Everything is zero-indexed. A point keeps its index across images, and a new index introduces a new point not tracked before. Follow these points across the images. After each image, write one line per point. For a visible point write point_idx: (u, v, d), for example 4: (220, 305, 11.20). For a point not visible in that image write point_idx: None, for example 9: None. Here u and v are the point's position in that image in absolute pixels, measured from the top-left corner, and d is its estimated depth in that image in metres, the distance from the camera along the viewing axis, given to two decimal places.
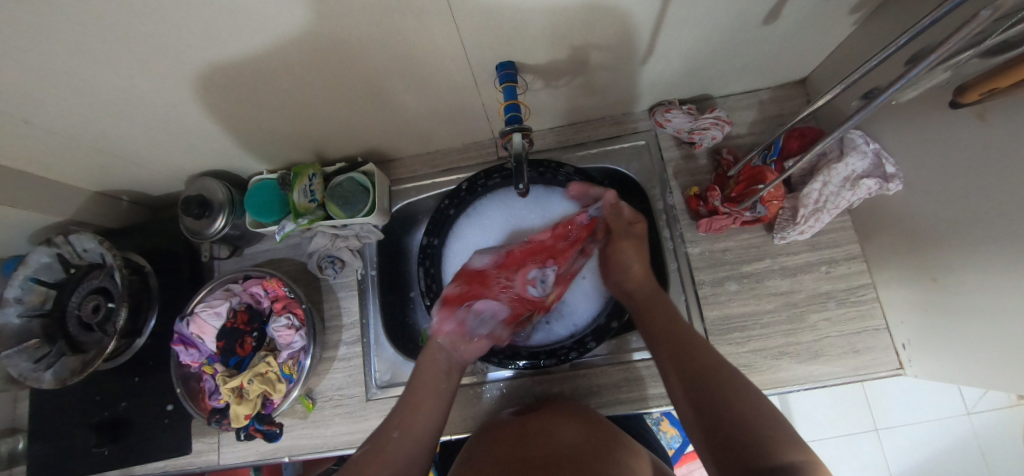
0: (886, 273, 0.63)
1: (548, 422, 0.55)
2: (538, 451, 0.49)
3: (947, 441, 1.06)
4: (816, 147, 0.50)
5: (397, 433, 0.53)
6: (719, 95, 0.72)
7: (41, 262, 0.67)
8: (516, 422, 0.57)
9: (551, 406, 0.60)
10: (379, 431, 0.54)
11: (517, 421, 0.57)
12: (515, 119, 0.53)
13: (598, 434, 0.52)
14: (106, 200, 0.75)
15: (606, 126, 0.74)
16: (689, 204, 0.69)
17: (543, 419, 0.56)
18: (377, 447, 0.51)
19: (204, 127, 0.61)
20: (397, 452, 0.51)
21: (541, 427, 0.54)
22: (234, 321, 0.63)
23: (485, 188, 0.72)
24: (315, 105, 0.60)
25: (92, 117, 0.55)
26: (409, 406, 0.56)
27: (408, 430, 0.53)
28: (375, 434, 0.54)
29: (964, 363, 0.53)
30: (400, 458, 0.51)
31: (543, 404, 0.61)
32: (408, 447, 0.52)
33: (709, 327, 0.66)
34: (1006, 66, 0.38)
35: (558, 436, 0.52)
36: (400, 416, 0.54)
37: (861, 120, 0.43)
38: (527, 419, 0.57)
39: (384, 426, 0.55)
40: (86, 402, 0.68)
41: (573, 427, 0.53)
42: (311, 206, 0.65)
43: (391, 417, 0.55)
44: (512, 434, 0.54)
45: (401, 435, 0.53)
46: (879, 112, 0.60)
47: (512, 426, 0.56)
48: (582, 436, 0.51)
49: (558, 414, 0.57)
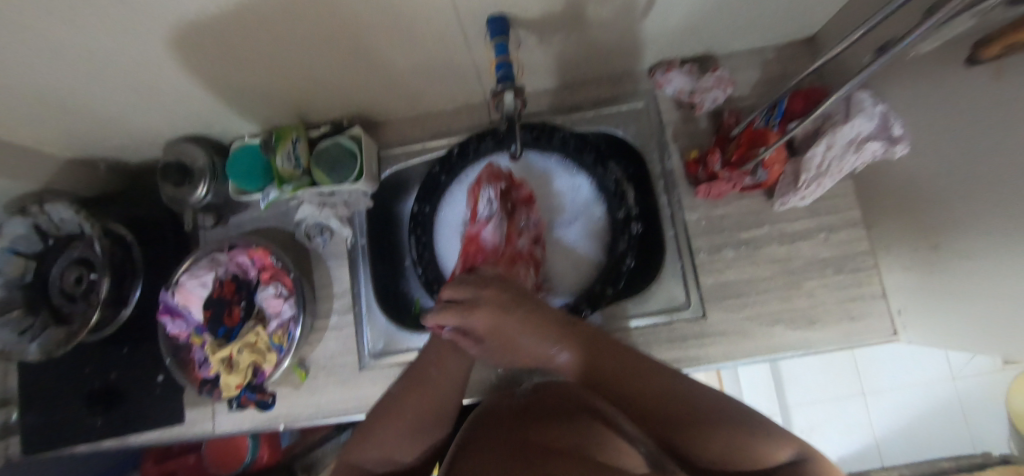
0: (886, 239, 0.62)
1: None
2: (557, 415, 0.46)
3: (931, 404, 1.09)
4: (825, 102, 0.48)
5: (433, 370, 0.52)
6: (723, 53, 0.69)
7: (16, 233, 0.64)
8: (521, 398, 0.53)
9: (556, 384, 0.55)
10: (414, 369, 0.53)
11: (524, 397, 0.53)
12: (506, 76, 0.49)
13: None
14: (83, 167, 0.72)
15: (602, 86, 0.71)
16: (688, 169, 0.67)
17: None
18: (414, 384, 0.50)
19: (176, 88, 0.57)
20: (433, 390, 0.50)
21: None
22: (220, 291, 0.61)
23: (477, 152, 0.69)
24: (293, 63, 0.56)
25: (52, 77, 0.51)
26: (443, 347, 0.54)
27: (445, 368, 0.52)
28: (408, 368, 0.53)
29: (961, 330, 0.53)
30: (433, 395, 0.50)
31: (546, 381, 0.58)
32: (441, 386, 0.51)
33: (704, 294, 0.66)
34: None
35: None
36: (439, 352, 0.53)
37: (868, 77, 0.41)
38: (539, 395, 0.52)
39: (417, 364, 0.54)
40: (75, 374, 0.67)
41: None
42: (296, 173, 0.64)
43: (429, 346, 0.54)
44: (518, 409, 0.50)
45: (439, 372, 0.52)
46: (890, 70, 0.57)
47: (518, 402, 0.52)
48: None
49: (565, 393, 0.53)
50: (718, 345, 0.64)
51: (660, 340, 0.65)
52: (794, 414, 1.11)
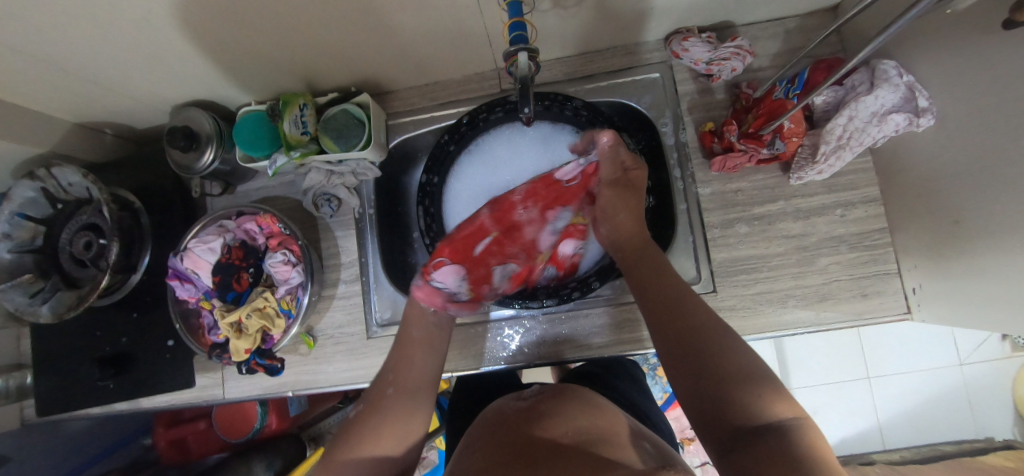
0: (903, 215, 0.60)
1: (556, 406, 0.47)
2: (552, 425, 0.43)
3: (938, 390, 1.09)
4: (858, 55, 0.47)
5: (389, 390, 0.51)
6: (742, 23, 0.66)
7: (25, 196, 0.65)
8: (521, 405, 0.50)
9: (556, 389, 0.52)
10: (370, 390, 0.52)
11: (523, 404, 0.50)
12: (520, 38, 0.48)
13: (609, 423, 0.45)
14: (89, 133, 0.71)
15: (617, 56, 0.69)
16: (703, 140, 0.66)
17: (550, 402, 0.49)
18: (371, 406, 0.49)
19: (182, 52, 0.56)
20: (393, 406, 0.49)
21: (556, 408, 0.47)
22: (229, 256, 0.61)
23: (487, 123, 0.68)
24: (298, 25, 0.54)
25: (55, 36, 0.50)
26: (399, 361, 0.54)
27: (400, 386, 0.51)
28: (368, 392, 0.52)
29: (978, 308, 0.52)
30: (393, 412, 0.49)
31: (547, 386, 0.55)
32: (401, 402, 0.50)
33: (715, 269, 0.65)
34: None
35: (560, 419, 0.44)
36: (393, 371, 0.52)
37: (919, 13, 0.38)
38: (538, 400, 0.50)
39: (374, 385, 0.53)
40: (86, 338, 0.67)
41: (576, 412, 0.46)
42: (304, 139, 0.62)
43: (384, 368, 0.54)
44: (514, 417, 0.47)
45: (395, 390, 0.51)
46: (918, 39, 0.55)
47: (517, 410, 0.49)
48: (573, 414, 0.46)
49: (567, 399, 0.49)
50: (727, 320, 0.64)
51: None
52: (798, 396, 1.11)
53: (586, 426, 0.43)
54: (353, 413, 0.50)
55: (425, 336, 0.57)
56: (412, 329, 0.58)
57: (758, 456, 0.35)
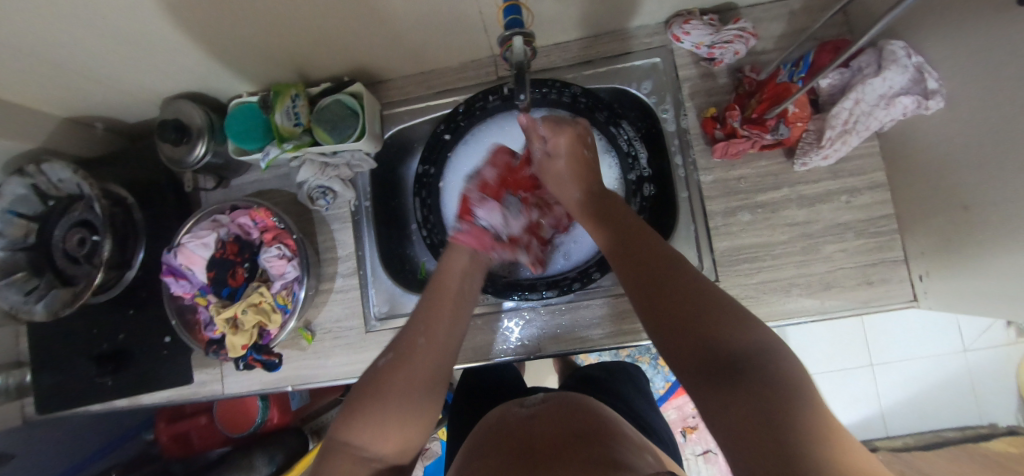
0: (910, 201, 0.59)
1: (558, 413, 0.46)
2: (555, 432, 0.42)
3: (941, 377, 1.09)
4: (879, 23, 0.44)
5: (421, 341, 0.49)
6: (745, 4, 0.64)
7: (16, 193, 0.63)
8: (522, 412, 0.48)
9: (559, 397, 0.50)
10: (400, 340, 0.49)
11: (524, 411, 0.48)
12: (516, 22, 0.47)
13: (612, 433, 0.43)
14: (78, 127, 0.70)
15: (616, 41, 0.67)
16: (704, 127, 0.64)
17: (552, 410, 0.47)
18: (402, 358, 0.47)
19: (167, 42, 0.55)
20: (423, 360, 0.47)
21: (556, 417, 0.45)
22: (223, 251, 0.60)
23: (484, 111, 0.66)
24: (286, 13, 0.53)
25: (34, 27, 0.49)
26: (431, 314, 0.51)
27: (433, 339, 0.49)
28: (396, 340, 0.50)
29: (986, 296, 0.51)
30: (422, 367, 0.47)
31: (551, 393, 0.53)
32: (431, 357, 0.48)
33: (717, 259, 0.64)
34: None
35: (561, 426, 0.43)
36: (425, 322, 0.50)
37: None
38: (539, 409, 0.48)
39: (403, 334, 0.50)
40: (83, 335, 0.67)
41: (580, 420, 0.44)
42: (297, 131, 0.61)
43: (417, 316, 0.51)
44: (514, 425, 0.45)
45: (427, 343, 0.49)
46: (929, 18, 0.53)
47: (518, 417, 0.47)
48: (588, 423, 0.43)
49: (570, 407, 0.47)
50: None
51: None
52: None
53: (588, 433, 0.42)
54: (381, 361, 0.48)
55: (461, 293, 0.55)
56: (450, 282, 0.55)
57: (736, 407, 0.31)
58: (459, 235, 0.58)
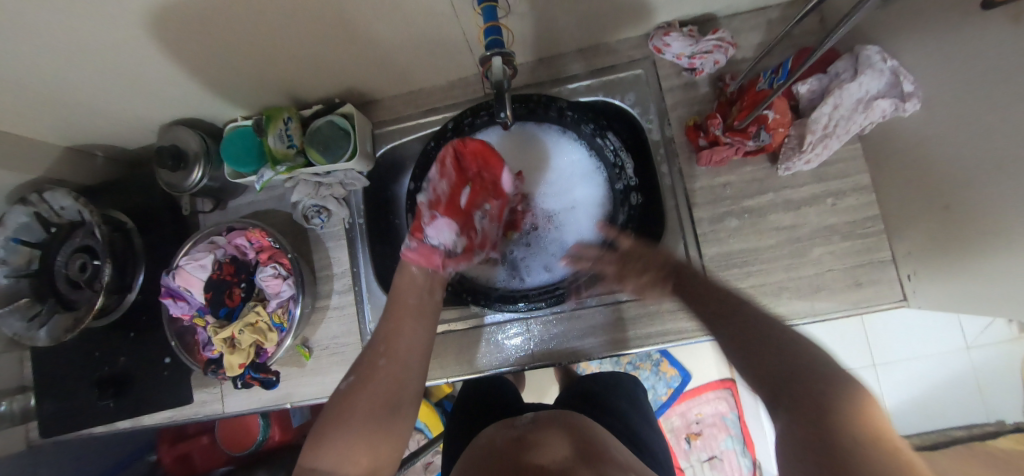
0: (894, 201, 0.59)
1: (542, 435, 0.47)
2: (532, 455, 0.43)
3: (946, 375, 1.08)
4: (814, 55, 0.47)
5: (380, 361, 0.55)
6: (724, 15, 0.66)
7: (19, 222, 0.66)
8: (511, 433, 0.50)
9: (551, 417, 0.51)
10: (362, 361, 0.56)
11: (512, 432, 0.50)
12: (496, 42, 0.48)
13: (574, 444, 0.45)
14: (79, 156, 0.72)
15: (599, 55, 0.69)
16: (688, 136, 0.65)
17: (539, 431, 0.48)
18: (362, 378, 0.54)
19: (163, 71, 0.56)
20: (382, 380, 0.54)
21: (538, 440, 0.46)
22: (220, 272, 0.61)
23: (472, 127, 0.68)
24: (276, 40, 0.54)
25: (35, 61, 0.51)
26: (389, 334, 0.57)
27: (392, 358, 0.55)
28: (360, 361, 0.56)
29: (972, 294, 0.51)
30: (382, 385, 0.53)
31: (544, 413, 0.53)
32: (390, 375, 0.54)
33: (706, 265, 0.65)
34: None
35: (546, 447, 0.44)
36: (383, 344, 0.56)
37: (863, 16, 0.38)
38: (528, 430, 0.49)
39: (367, 354, 0.57)
40: (85, 359, 0.68)
41: (563, 439, 0.45)
42: (290, 153, 0.63)
43: (376, 336, 0.58)
44: (502, 448, 0.47)
45: (386, 362, 0.55)
46: (903, 23, 0.54)
47: (506, 438, 0.49)
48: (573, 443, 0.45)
49: (555, 428, 0.48)
50: None
51: (661, 311, 0.65)
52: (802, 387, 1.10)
53: (568, 451, 0.43)
54: (344, 384, 0.54)
55: (418, 305, 0.60)
56: (408, 297, 0.60)
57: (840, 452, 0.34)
58: (408, 252, 0.62)
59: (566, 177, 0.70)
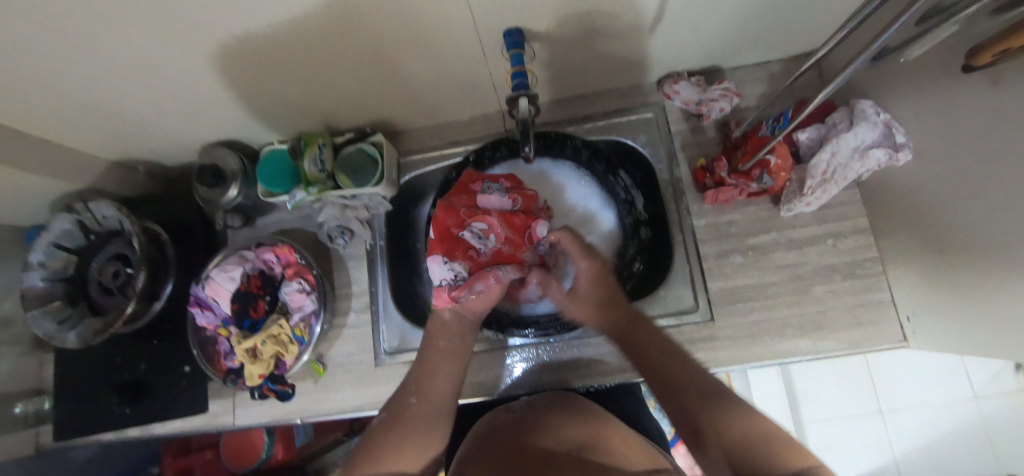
0: (893, 244, 0.62)
1: (544, 417, 0.52)
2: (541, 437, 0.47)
3: (953, 425, 1.06)
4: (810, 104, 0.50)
5: (412, 398, 0.56)
6: (729, 67, 0.71)
7: (62, 228, 0.69)
8: (512, 416, 0.54)
9: (545, 401, 0.56)
10: (394, 400, 0.57)
11: (513, 415, 0.54)
12: (521, 85, 0.54)
13: (589, 434, 0.49)
14: (123, 171, 0.77)
15: (613, 99, 0.74)
16: (696, 176, 0.69)
17: (537, 413, 0.53)
18: (395, 414, 0.54)
19: (215, 98, 0.62)
20: (416, 416, 0.54)
21: (541, 421, 0.51)
22: (248, 285, 0.65)
23: (493, 161, 0.73)
24: (320, 75, 0.60)
25: (106, 85, 0.56)
26: (423, 373, 0.59)
27: (423, 395, 0.57)
28: (392, 402, 0.57)
29: (970, 337, 0.53)
30: (415, 422, 0.54)
31: (538, 397, 0.58)
32: (426, 411, 0.55)
33: (713, 299, 0.67)
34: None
35: (549, 429, 0.49)
36: (415, 382, 0.58)
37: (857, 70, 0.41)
38: (526, 412, 0.53)
39: (398, 394, 0.58)
40: (106, 364, 0.71)
41: (566, 423, 0.51)
42: (321, 177, 0.67)
43: (410, 377, 0.59)
44: (506, 429, 0.51)
45: (418, 398, 0.56)
46: (894, 82, 0.59)
47: (507, 421, 0.53)
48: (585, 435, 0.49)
49: (553, 410, 0.53)
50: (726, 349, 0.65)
51: None
52: (808, 430, 1.10)
53: (578, 437, 0.48)
54: (377, 420, 0.55)
55: (450, 347, 0.61)
56: (439, 340, 0.62)
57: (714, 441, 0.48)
58: None
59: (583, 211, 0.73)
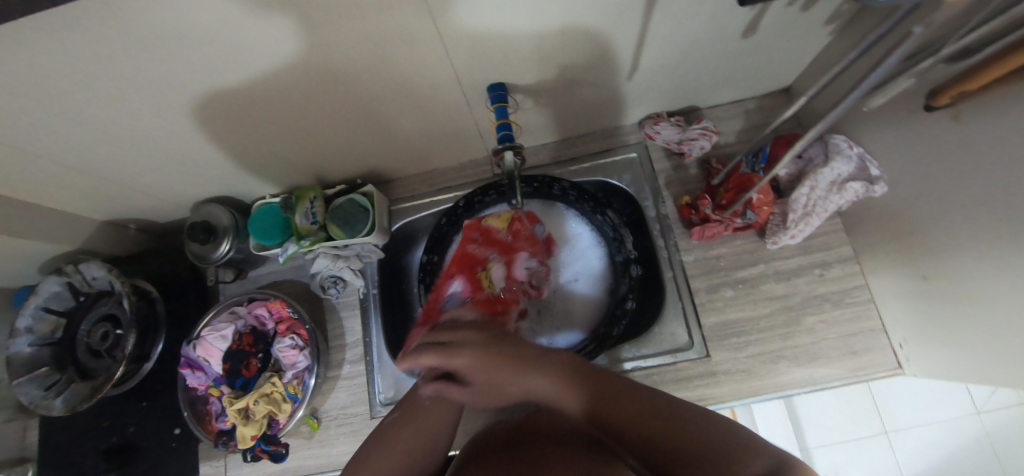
0: (878, 273, 0.63)
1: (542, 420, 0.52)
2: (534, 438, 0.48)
3: (958, 443, 1.05)
4: (796, 146, 0.50)
5: (427, 401, 0.51)
6: (706, 106, 0.74)
7: (51, 291, 0.69)
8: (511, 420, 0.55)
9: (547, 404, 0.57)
10: (408, 398, 0.52)
11: (513, 419, 0.56)
12: (507, 136, 0.55)
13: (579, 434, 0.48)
14: (114, 229, 0.77)
15: (596, 140, 0.77)
16: (682, 213, 0.71)
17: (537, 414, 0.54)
18: (408, 415, 0.50)
19: (207, 156, 0.63)
20: (422, 420, 0.50)
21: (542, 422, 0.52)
22: (239, 343, 0.65)
23: (482, 205, 0.74)
24: (308, 130, 0.62)
25: (99, 149, 0.57)
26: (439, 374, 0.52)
27: (440, 397, 0.51)
28: (408, 400, 0.53)
29: (961, 364, 0.53)
30: (421, 423, 0.50)
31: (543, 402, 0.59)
32: (433, 417, 0.50)
33: (706, 334, 0.67)
34: (984, 64, 0.40)
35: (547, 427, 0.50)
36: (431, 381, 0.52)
37: (831, 124, 0.43)
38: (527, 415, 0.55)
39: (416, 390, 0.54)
40: (94, 428, 0.69)
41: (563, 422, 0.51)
42: (313, 228, 0.68)
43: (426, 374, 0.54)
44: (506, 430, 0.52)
45: (433, 401, 0.51)
46: (864, 118, 0.62)
47: (506, 424, 0.54)
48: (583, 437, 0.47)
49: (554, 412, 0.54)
50: (724, 385, 0.65)
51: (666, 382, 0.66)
52: (816, 457, 1.07)
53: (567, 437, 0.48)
54: (387, 418, 0.51)
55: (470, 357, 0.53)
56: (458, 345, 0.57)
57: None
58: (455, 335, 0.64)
59: (571, 251, 0.75)
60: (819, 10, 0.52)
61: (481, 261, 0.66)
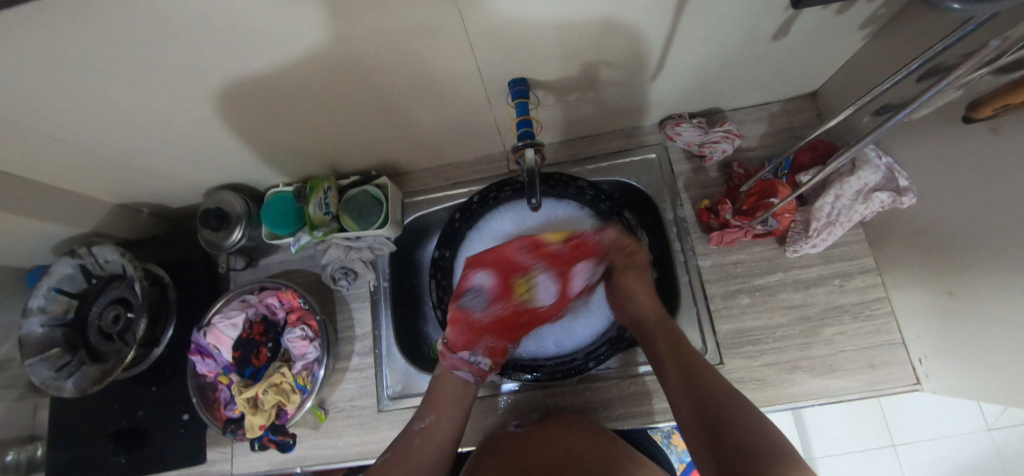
0: (901, 286, 0.62)
1: (548, 433, 0.55)
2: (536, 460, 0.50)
3: (968, 458, 1.03)
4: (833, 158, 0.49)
5: (417, 440, 0.58)
6: (729, 108, 0.72)
7: (64, 272, 0.69)
8: (519, 431, 0.58)
9: (556, 416, 0.59)
10: (399, 441, 0.58)
11: (520, 430, 0.58)
12: (527, 134, 0.54)
13: (580, 448, 0.51)
14: (127, 213, 0.77)
15: (614, 139, 0.75)
16: (700, 217, 0.70)
17: (545, 428, 0.56)
18: (398, 456, 0.56)
19: (222, 143, 0.63)
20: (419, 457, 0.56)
21: (548, 436, 0.54)
22: (250, 332, 0.64)
23: (496, 200, 0.73)
24: (326, 121, 0.61)
25: (113, 132, 0.57)
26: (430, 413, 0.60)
27: (428, 438, 0.58)
28: (397, 440, 0.59)
29: (984, 383, 0.52)
30: (417, 462, 0.56)
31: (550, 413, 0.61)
32: (428, 453, 0.57)
33: (720, 341, 0.66)
34: None
35: (555, 443, 0.52)
36: (422, 424, 0.59)
37: (877, 136, 0.43)
38: (534, 428, 0.57)
39: (405, 432, 0.60)
40: (104, 411, 0.69)
41: (571, 437, 0.53)
42: (326, 219, 0.67)
43: (417, 415, 0.61)
44: (514, 444, 0.55)
45: (422, 441, 0.57)
46: (894, 127, 0.60)
47: (508, 437, 0.57)
48: (588, 454, 0.50)
49: (561, 424, 0.56)
50: None
51: None
52: (822, 466, 1.06)
53: (577, 451, 0.50)
54: (380, 460, 0.56)
55: (455, 394, 0.62)
56: (445, 386, 0.62)
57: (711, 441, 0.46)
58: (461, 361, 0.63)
59: None
60: (856, 14, 0.50)
61: (523, 269, 0.66)
